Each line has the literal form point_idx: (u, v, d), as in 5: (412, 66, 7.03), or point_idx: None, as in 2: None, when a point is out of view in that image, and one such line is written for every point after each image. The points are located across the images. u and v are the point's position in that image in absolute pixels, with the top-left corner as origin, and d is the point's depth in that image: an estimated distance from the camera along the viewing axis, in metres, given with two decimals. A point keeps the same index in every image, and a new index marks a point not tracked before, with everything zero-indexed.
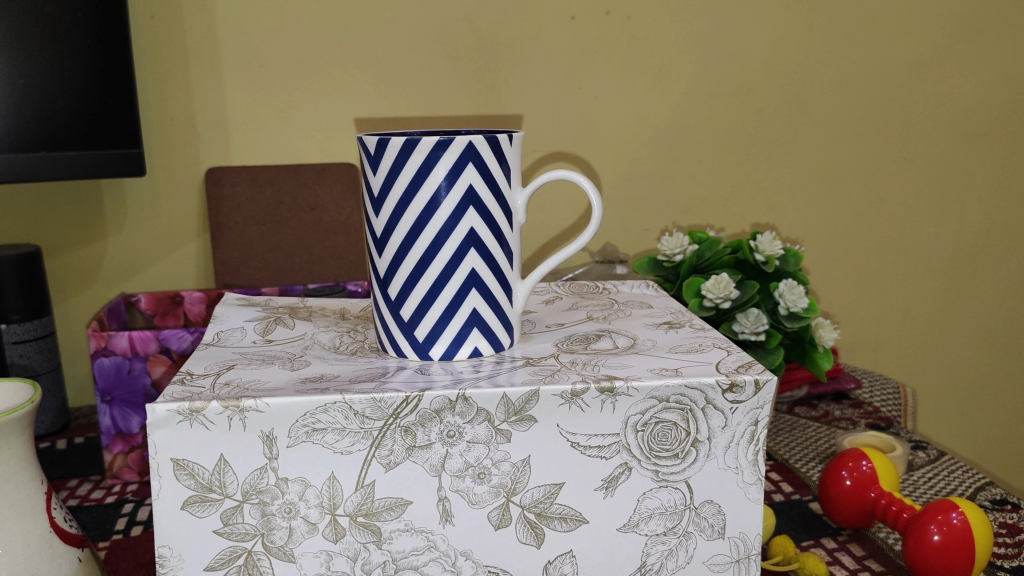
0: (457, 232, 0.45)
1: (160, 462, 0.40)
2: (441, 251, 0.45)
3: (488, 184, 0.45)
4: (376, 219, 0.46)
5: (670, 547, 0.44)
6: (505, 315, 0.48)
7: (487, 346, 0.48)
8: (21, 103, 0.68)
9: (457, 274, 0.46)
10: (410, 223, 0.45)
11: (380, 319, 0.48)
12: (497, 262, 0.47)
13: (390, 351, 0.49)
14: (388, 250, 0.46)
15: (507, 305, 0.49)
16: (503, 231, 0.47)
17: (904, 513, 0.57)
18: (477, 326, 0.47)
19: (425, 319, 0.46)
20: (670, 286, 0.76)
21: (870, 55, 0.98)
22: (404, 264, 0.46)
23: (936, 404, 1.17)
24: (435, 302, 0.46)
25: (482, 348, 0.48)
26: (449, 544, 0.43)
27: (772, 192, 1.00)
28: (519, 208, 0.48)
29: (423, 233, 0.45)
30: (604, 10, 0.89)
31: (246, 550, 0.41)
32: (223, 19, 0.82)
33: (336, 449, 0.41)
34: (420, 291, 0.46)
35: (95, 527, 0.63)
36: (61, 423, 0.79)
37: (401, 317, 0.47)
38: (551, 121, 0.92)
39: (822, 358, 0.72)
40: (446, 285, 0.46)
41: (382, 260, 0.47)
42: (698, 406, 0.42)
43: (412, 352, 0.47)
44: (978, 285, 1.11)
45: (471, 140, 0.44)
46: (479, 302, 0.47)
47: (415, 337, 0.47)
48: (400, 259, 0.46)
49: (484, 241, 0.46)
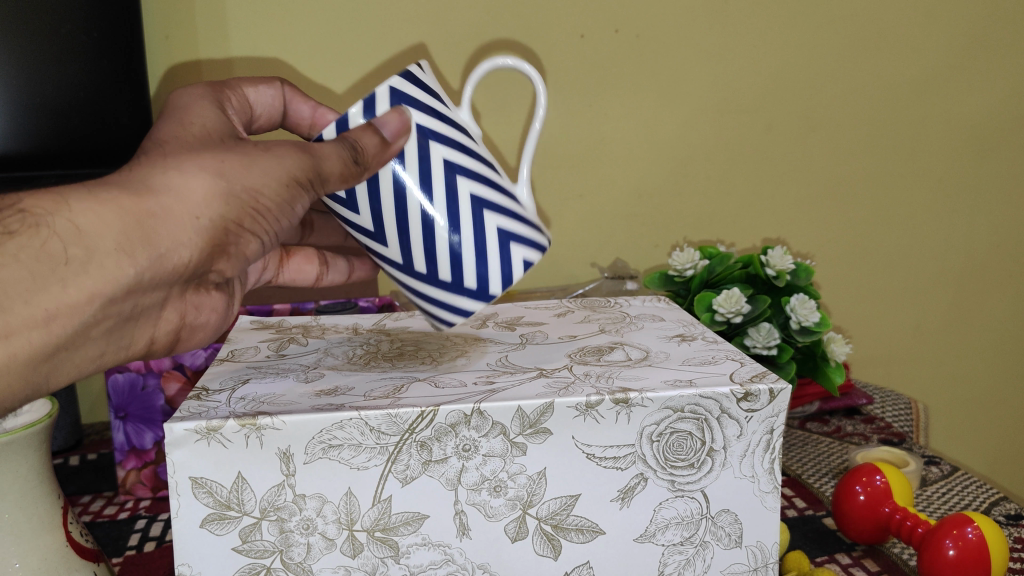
0: (437, 165, 0.44)
1: (178, 480, 0.40)
2: (434, 192, 0.44)
3: (431, 113, 0.44)
4: (360, 216, 0.45)
5: (687, 557, 0.44)
6: (529, 218, 0.47)
7: (535, 253, 0.46)
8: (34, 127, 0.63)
9: (461, 206, 0.44)
10: (394, 186, 0.44)
11: (424, 302, 0.47)
12: (489, 176, 0.45)
13: (455, 320, 0.47)
14: (390, 237, 0.45)
15: (524, 209, 0.47)
16: (473, 147, 0.45)
17: (919, 528, 0.56)
18: (514, 240, 0.45)
19: (464, 268, 0.45)
20: (681, 301, 0.77)
21: (876, 72, 0.98)
22: (412, 235, 0.45)
23: (947, 418, 1.17)
24: (461, 247, 0.44)
25: (533, 257, 0.46)
26: (467, 558, 0.43)
27: (780, 208, 1.01)
28: (470, 121, 0.47)
29: (408, 188, 0.44)
30: (612, 29, 0.90)
31: (264, 567, 0.42)
32: (236, 39, 0.83)
33: (353, 465, 0.41)
34: (442, 245, 0.44)
35: (108, 542, 0.63)
36: (74, 439, 0.79)
37: (444, 287, 0.45)
38: (561, 138, 0.93)
39: (834, 373, 0.72)
40: (459, 225, 0.44)
41: (393, 249, 0.45)
42: (713, 416, 0.43)
43: (475, 304, 0.46)
44: (989, 301, 1.11)
45: (388, 83, 0.43)
46: (499, 219, 0.45)
47: (468, 290, 0.45)
48: (407, 235, 0.45)
49: (463, 163, 0.44)
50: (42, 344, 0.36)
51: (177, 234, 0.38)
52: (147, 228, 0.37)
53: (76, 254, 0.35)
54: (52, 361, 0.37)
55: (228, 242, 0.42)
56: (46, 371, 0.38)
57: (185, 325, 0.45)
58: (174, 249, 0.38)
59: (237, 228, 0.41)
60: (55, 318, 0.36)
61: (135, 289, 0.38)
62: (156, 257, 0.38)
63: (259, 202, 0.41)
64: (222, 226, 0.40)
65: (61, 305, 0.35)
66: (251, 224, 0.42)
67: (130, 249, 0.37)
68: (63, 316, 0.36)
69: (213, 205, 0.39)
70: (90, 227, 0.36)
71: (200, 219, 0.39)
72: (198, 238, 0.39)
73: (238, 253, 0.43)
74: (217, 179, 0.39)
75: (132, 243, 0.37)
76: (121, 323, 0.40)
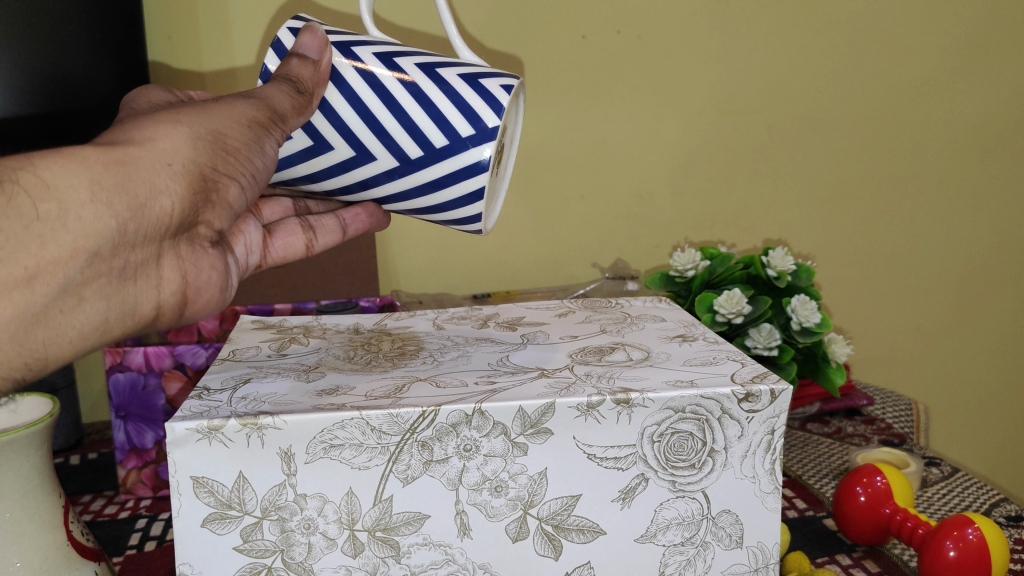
0: (370, 61, 0.44)
1: (179, 480, 0.40)
2: (385, 80, 0.43)
3: (341, 34, 0.45)
4: (336, 147, 0.45)
5: (688, 557, 0.44)
6: (481, 67, 0.46)
7: (507, 80, 0.45)
8: (30, 123, 0.58)
9: (411, 72, 0.43)
10: (347, 91, 0.44)
11: (437, 189, 0.45)
12: (421, 51, 0.45)
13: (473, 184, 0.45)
14: (372, 145, 0.44)
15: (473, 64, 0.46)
16: (396, 44, 0.46)
17: (920, 529, 0.56)
18: (478, 78, 0.44)
19: (448, 118, 0.43)
20: (682, 302, 0.77)
21: (878, 73, 0.98)
22: (388, 125, 0.44)
23: (948, 420, 1.17)
24: (432, 100, 0.43)
25: (508, 82, 0.44)
26: (468, 558, 0.43)
27: (782, 209, 1.01)
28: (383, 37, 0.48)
29: (358, 94, 0.44)
30: (614, 30, 0.90)
31: (265, 567, 0.42)
32: (238, 39, 0.83)
33: (354, 465, 0.41)
34: (418, 112, 0.43)
35: (108, 542, 0.63)
36: (75, 438, 0.79)
37: (448, 151, 0.44)
38: (562, 138, 0.93)
39: (835, 374, 0.72)
40: (419, 83, 0.43)
41: (383, 153, 0.44)
42: (714, 416, 0.43)
43: (479, 151, 0.44)
44: (990, 302, 1.11)
45: (288, 27, 0.45)
46: (451, 68, 0.44)
47: (465, 142, 0.44)
48: (384, 128, 0.44)
49: (392, 50, 0.45)
50: (27, 312, 0.32)
51: (153, 179, 0.35)
52: (121, 174, 0.34)
53: (49, 208, 0.32)
54: (45, 339, 0.34)
55: (210, 190, 0.38)
56: (39, 353, 0.34)
57: (190, 287, 0.40)
58: (154, 196, 0.35)
59: (215, 172, 0.38)
60: (38, 277, 0.32)
61: (123, 243, 0.34)
62: (136, 205, 0.34)
63: (228, 146, 0.39)
64: (198, 171, 0.37)
65: (42, 264, 0.32)
66: (228, 167, 0.39)
67: (108, 197, 0.33)
68: (44, 276, 0.32)
69: (183, 150, 0.37)
70: (58, 178, 0.32)
71: (173, 164, 0.36)
72: (178, 184, 0.36)
73: (221, 202, 0.39)
74: (180, 127, 0.37)
75: (107, 190, 0.33)
76: (116, 282, 0.35)
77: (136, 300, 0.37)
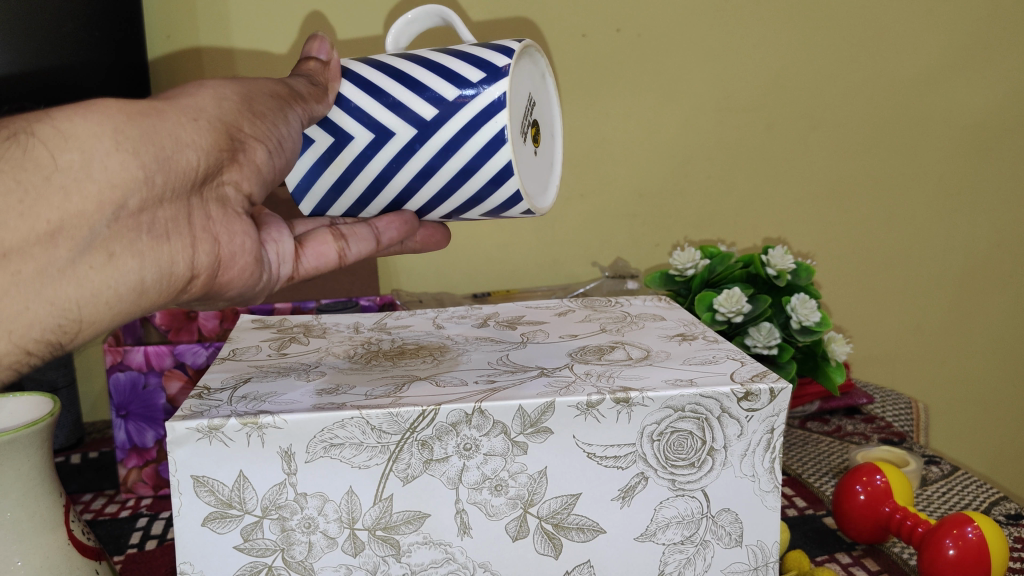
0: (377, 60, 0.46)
1: (180, 479, 0.40)
2: (393, 63, 0.45)
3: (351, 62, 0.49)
4: (355, 135, 0.45)
5: (688, 556, 0.44)
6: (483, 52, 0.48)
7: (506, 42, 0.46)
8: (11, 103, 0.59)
9: (415, 55, 0.45)
10: (356, 80, 0.45)
11: (460, 146, 0.44)
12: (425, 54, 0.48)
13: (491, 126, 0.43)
14: (387, 118, 0.44)
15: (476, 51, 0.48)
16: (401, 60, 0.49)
17: (919, 527, 0.56)
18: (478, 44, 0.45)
19: (455, 71, 0.43)
20: (682, 300, 0.77)
21: (879, 71, 0.98)
22: (399, 93, 0.44)
23: (947, 418, 1.17)
24: (437, 63, 0.44)
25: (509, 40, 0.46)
26: (468, 557, 0.43)
27: (781, 208, 1.01)
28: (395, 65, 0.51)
29: (368, 78, 0.45)
30: (614, 28, 0.90)
31: (266, 566, 0.42)
32: (237, 37, 0.84)
33: (354, 464, 0.41)
34: (426, 75, 0.44)
35: (109, 541, 0.63)
36: (75, 437, 0.79)
37: (463, 103, 0.43)
38: (561, 136, 0.93)
39: (835, 372, 0.72)
40: (423, 58, 0.45)
41: (401, 123, 0.44)
42: (714, 415, 0.43)
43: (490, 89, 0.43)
44: (990, 300, 1.11)
45: None
46: (453, 46, 0.46)
47: (474, 84, 0.43)
48: (396, 97, 0.44)
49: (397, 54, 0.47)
50: (54, 265, 0.33)
51: (178, 132, 0.36)
52: (144, 124, 0.35)
53: (70, 158, 0.32)
54: (77, 295, 0.34)
55: (237, 151, 0.39)
56: (74, 314, 0.34)
57: (224, 252, 0.39)
58: (181, 148, 0.36)
59: (241, 132, 0.39)
60: (63, 230, 0.32)
61: (152, 195, 0.35)
62: (163, 157, 0.35)
63: (255, 111, 0.40)
64: (223, 131, 0.38)
65: (66, 215, 0.32)
66: (255, 129, 0.40)
67: (132, 147, 0.34)
68: (69, 229, 0.32)
69: (208, 109, 0.38)
70: (76, 130, 0.33)
71: (199, 120, 0.37)
72: (202, 138, 0.37)
73: (250, 167, 0.40)
74: (206, 91, 0.39)
75: (131, 139, 0.34)
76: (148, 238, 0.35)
77: (172, 259, 0.36)
